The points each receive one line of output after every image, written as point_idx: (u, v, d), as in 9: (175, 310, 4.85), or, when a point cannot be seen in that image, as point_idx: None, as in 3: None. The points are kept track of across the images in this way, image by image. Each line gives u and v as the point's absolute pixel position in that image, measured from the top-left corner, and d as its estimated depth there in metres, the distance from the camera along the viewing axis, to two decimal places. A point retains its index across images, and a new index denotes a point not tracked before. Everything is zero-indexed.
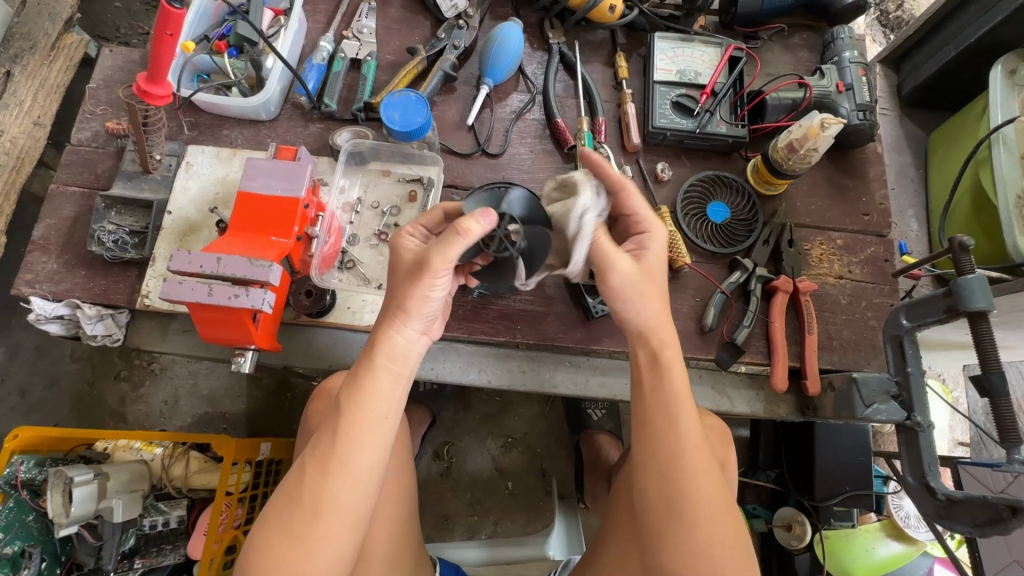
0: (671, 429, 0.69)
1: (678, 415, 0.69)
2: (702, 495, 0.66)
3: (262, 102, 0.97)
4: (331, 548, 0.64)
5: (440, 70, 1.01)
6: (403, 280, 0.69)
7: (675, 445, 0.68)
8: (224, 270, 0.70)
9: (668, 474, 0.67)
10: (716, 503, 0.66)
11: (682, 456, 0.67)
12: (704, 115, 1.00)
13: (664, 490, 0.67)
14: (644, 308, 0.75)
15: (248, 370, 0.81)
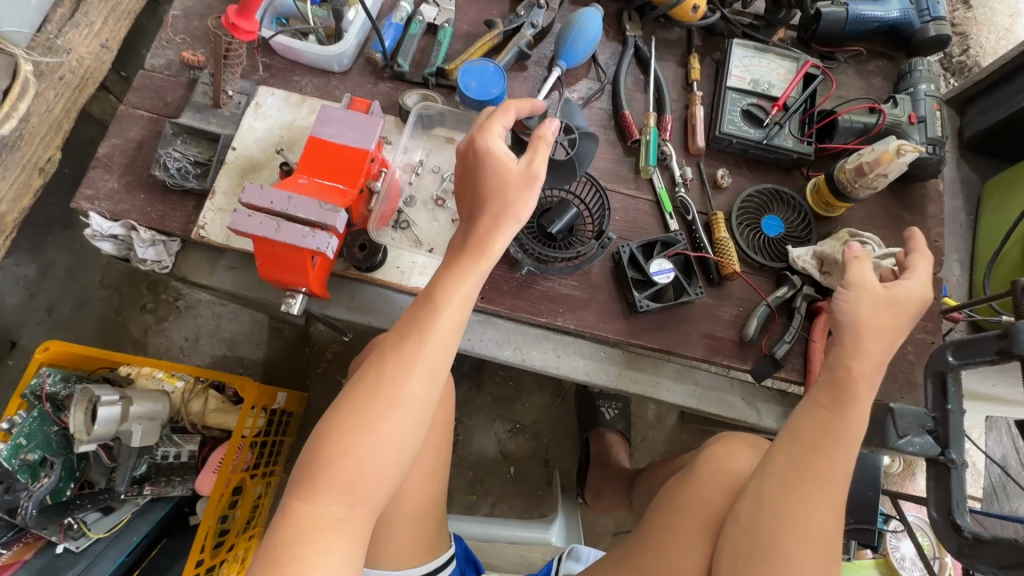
0: (831, 455, 0.70)
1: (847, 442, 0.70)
2: (813, 513, 0.68)
3: (337, 53, 0.97)
4: (392, 454, 0.64)
5: (515, 46, 1.01)
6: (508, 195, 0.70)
7: (809, 467, 0.69)
8: (294, 210, 0.71)
9: (793, 491, 0.69)
10: (823, 531, 0.68)
11: (820, 477, 0.69)
12: (774, 127, 1.00)
13: (787, 506, 0.69)
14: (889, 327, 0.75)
15: (297, 313, 0.81)
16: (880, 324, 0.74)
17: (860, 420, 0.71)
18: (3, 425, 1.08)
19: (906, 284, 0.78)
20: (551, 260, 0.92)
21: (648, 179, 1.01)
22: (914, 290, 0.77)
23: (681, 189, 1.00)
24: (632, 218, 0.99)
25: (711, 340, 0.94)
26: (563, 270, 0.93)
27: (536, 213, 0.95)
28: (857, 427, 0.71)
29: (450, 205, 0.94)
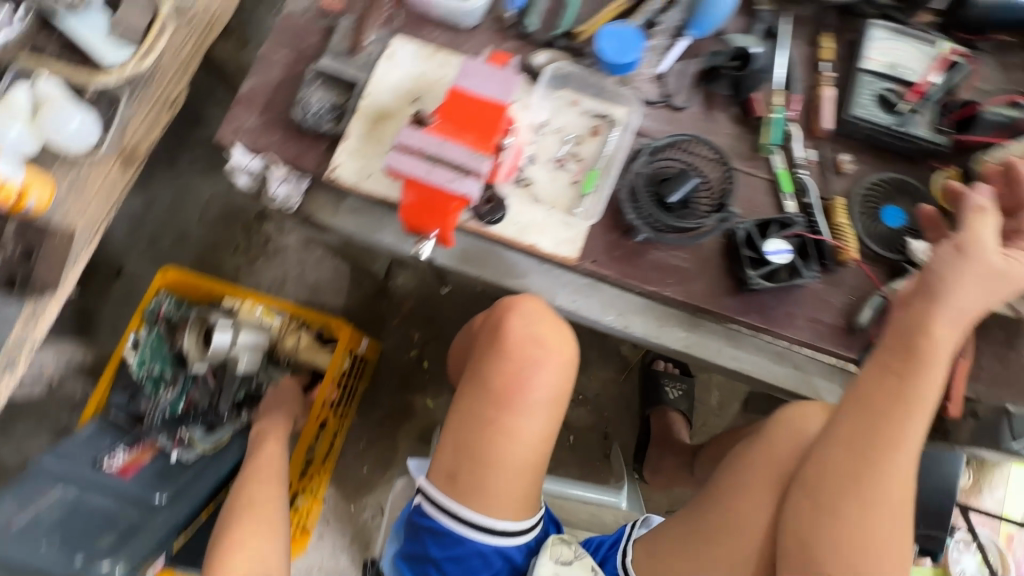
0: (891, 424, 0.72)
1: (916, 411, 0.72)
2: (887, 485, 0.71)
3: (469, 7, 0.98)
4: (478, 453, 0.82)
5: (646, 13, 1.00)
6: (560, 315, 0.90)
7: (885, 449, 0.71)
8: (444, 155, 0.75)
9: (866, 464, 0.72)
10: (902, 496, 0.72)
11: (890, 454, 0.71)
12: (908, 114, 0.97)
13: (858, 476, 0.72)
14: (973, 304, 0.73)
15: (424, 256, 0.86)
16: (983, 292, 0.73)
17: (930, 390, 0.72)
18: (130, 338, 1.22)
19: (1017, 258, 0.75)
20: (667, 229, 0.93)
21: (767, 158, 1.00)
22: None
23: (801, 171, 0.99)
24: (749, 197, 0.98)
25: (817, 326, 0.94)
26: (677, 241, 0.93)
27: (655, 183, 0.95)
28: (921, 400, 0.72)
29: (570, 168, 0.95)
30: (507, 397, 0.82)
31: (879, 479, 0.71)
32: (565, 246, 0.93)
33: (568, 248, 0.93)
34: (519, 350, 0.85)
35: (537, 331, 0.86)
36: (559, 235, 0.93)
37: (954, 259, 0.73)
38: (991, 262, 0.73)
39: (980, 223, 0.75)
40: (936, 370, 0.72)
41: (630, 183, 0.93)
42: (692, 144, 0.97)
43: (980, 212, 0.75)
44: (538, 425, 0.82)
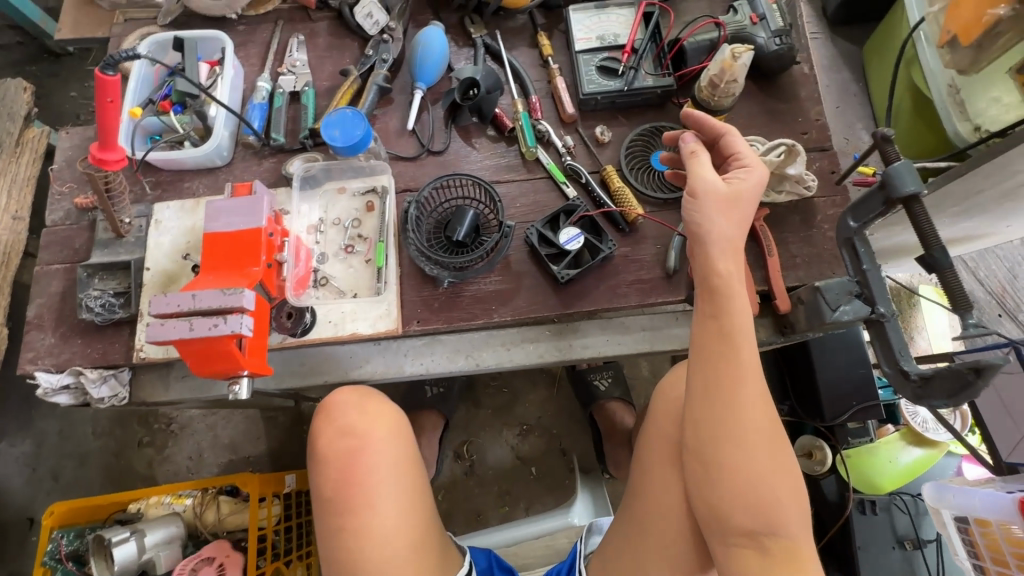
0: (726, 363, 0.74)
1: (742, 341, 0.74)
2: (746, 419, 0.73)
3: (213, 149, 1.02)
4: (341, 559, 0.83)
5: (373, 85, 1.06)
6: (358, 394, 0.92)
7: (731, 389, 0.73)
8: (201, 304, 0.75)
9: (723, 410, 0.73)
10: (766, 422, 0.74)
11: (737, 390, 0.73)
12: (630, 72, 1.04)
13: (721, 425, 0.73)
14: (738, 229, 0.76)
15: (246, 397, 0.84)
16: (733, 223, 0.76)
17: (745, 319, 0.75)
18: None
19: (739, 178, 0.78)
20: (467, 265, 0.95)
21: (535, 159, 1.05)
22: (752, 176, 0.78)
23: (567, 158, 1.04)
24: (533, 200, 1.03)
25: (640, 285, 0.97)
26: (482, 269, 0.96)
27: (440, 228, 0.98)
28: (741, 329, 0.75)
29: (360, 249, 0.98)
30: (347, 499, 0.84)
31: (738, 418, 0.73)
32: (382, 321, 0.94)
33: (386, 322, 0.94)
34: (336, 450, 0.87)
35: (345, 423, 0.89)
36: (373, 315, 0.94)
37: (697, 206, 0.76)
38: (722, 192, 0.76)
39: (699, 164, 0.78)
40: (741, 298, 0.75)
41: (417, 245, 0.93)
42: (454, 181, 1.00)
43: (695, 155, 0.80)
44: (384, 504, 0.84)
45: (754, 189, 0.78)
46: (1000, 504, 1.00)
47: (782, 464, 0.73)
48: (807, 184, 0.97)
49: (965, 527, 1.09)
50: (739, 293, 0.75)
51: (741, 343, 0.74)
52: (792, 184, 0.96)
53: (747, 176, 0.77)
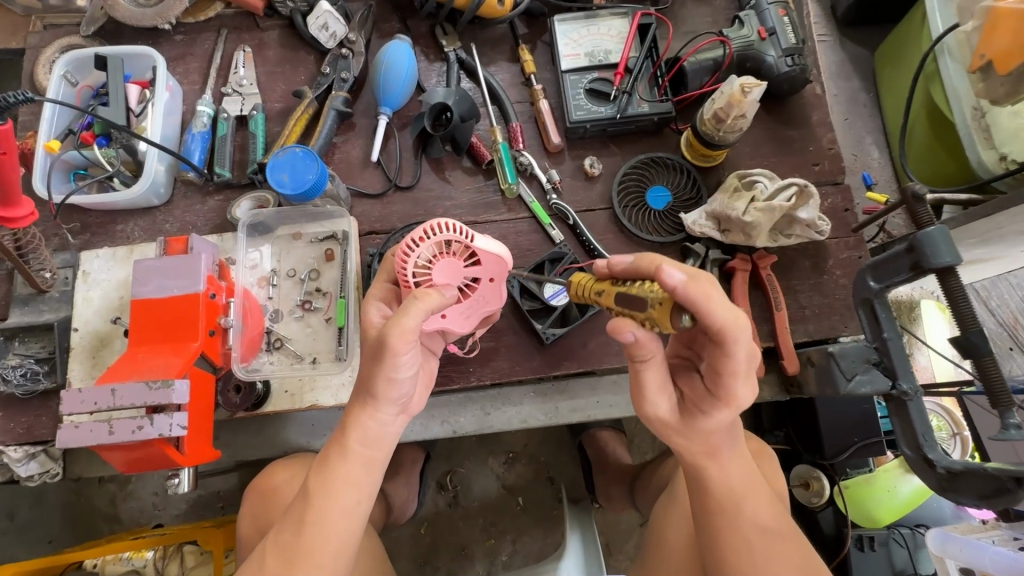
0: (734, 532, 0.67)
1: (740, 505, 0.67)
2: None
3: (147, 188, 0.89)
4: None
5: (331, 109, 0.93)
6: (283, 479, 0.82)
7: (747, 555, 0.66)
8: (122, 402, 0.64)
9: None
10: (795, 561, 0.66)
11: (755, 553, 0.66)
12: (623, 96, 0.92)
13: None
14: (718, 427, 0.65)
15: (189, 489, 0.75)
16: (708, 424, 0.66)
17: (738, 471, 0.68)
18: None
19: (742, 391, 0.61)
20: None
21: (517, 196, 0.94)
22: (716, 420, 0.64)
23: (553, 196, 0.93)
24: (515, 244, 0.92)
25: None
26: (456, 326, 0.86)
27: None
28: (740, 485, 0.68)
29: (318, 305, 0.87)
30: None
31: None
32: (345, 391, 0.84)
33: (350, 392, 0.84)
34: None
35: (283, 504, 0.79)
36: (335, 384, 0.84)
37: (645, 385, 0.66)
38: (675, 424, 0.66)
39: (660, 399, 0.65)
40: (735, 460, 0.68)
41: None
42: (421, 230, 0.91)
43: (660, 390, 0.65)
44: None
45: (720, 423, 0.64)
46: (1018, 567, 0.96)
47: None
48: (819, 229, 0.85)
49: None
50: (727, 456, 0.68)
51: (745, 503, 0.67)
52: (802, 228, 0.86)
53: (709, 421, 0.64)
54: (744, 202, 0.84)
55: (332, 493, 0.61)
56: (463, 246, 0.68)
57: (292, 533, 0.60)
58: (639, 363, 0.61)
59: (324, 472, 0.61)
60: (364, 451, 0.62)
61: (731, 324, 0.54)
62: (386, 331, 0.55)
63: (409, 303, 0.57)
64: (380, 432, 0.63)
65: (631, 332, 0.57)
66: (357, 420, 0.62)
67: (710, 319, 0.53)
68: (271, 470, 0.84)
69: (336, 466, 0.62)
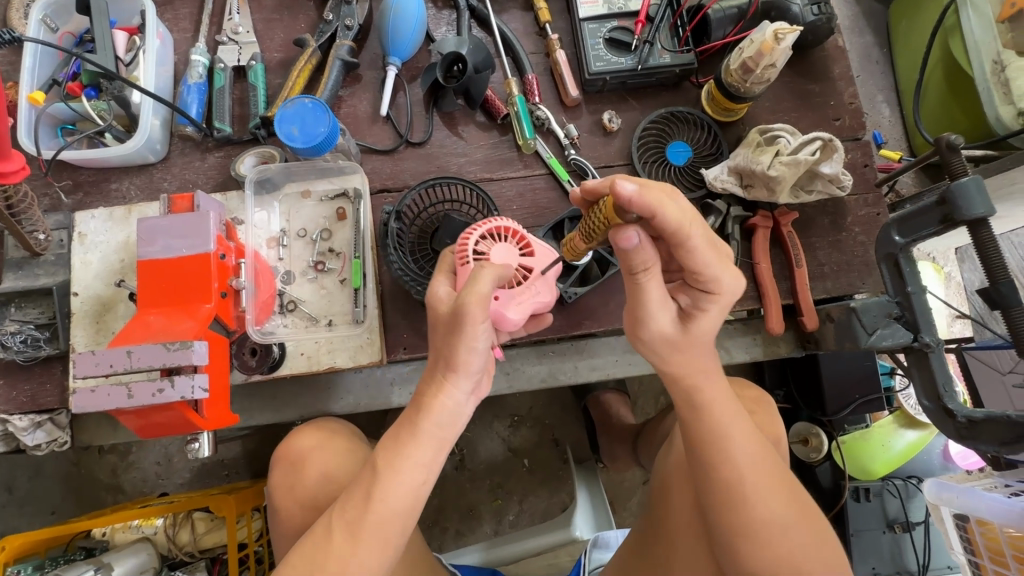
0: (723, 461, 0.60)
1: (727, 432, 0.61)
2: (774, 520, 0.58)
3: (143, 143, 0.84)
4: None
5: (336, 59, 0.88)
6: (322, 453, 0.77)
7: (733, 482, 0.59)
8: (139, 364, 0.62)
9: (738, 514, 0.59)
10: (787, 498, 0.59)
11: (742, 481, 0.59)
12: (644, 47, 0.88)
13: (745, 541, 0.58)
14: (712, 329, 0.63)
15: (209, 453, 0.73)
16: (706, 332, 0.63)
17: (723, 398, 0.64)
18: None
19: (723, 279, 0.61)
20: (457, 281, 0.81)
21: (534, 152, 0.90)
22: (709, 320, 0.63)
23: (571, 152, 0.90)
24: (533, 202, 0.90)
25: None
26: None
27: (425, 242, 0.84)
28: (724, 410, 0.63)
29: (332, 266, 0.84)
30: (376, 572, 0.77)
31: (768, 527, 0.58)
32: (364, 353, 0.82)
33: (368, 354, 0.82)
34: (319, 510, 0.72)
35: (311, 478, 0.75)
36: (354, 345, 0.82)
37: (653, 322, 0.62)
38: (676, 338, 0.62)
39: (665, 310, 0.60)
40: (717, 381, 0.64)
41: (402, 265, 0.79)
42: (444, 185, 0.85)
43: (664, 301, 0.61)
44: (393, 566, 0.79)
45: (707, 332, 0.63)
46: (1010, 511, 0.98)
47: (828, 551, 0.59)
48: (843, 183, 0.84)
49: (963, 525, 1.09)
50: (708, 376, 0.64)
51: (732, 428, 0.62)
52: (824, 183, 0.85)
53: (703, 322, 0.62)
54: (768, 156, 0.82)
55: (401, 476, 0.57)
56: (517, 235, 0.74)
57: (354, 511, 0.57)
58: (635, 274, 0.58)
59: (395, 452, 0.58)
60: (439, 433, 0.58)
61: (684, 225, 0.55)
62: (462, 299, 0.56)
63: (477, 272, 0.59)
64: (455, 411, 0.59)
65: (635, 232, 0.54)
66: (435, 402, 0.58)
67: (664, 224, 0.54)
68: (293, 438, 0.80)
69: (406, 447, 0.58)
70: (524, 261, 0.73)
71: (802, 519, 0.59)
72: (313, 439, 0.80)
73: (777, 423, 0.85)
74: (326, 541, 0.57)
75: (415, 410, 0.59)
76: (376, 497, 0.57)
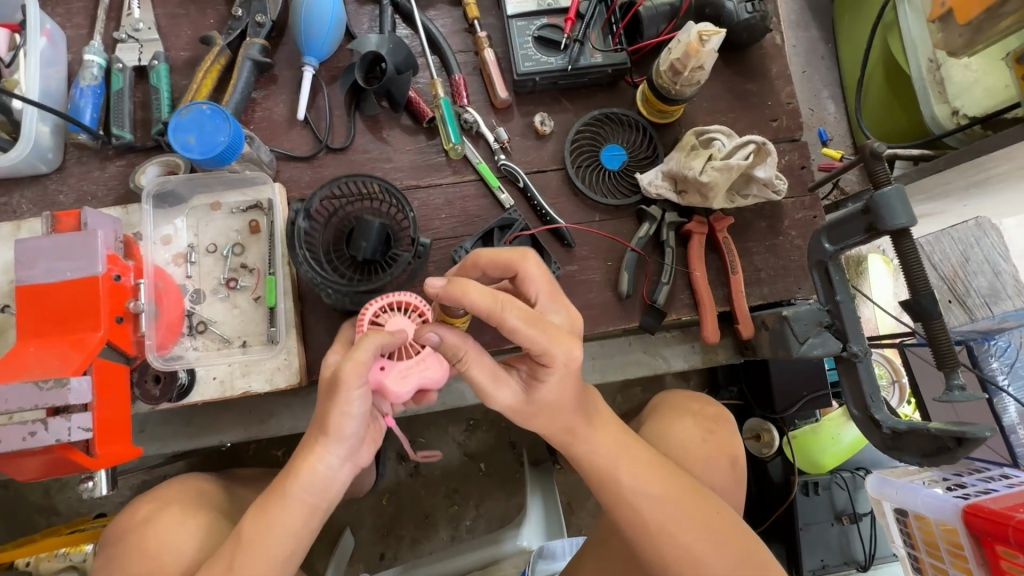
0: (620, 503, 0.63)
1: (618, 473, 0.64)
2: (686, 545, 0.62)
3: (30, 153, 0.77)
4: None
5: (246, 59, 0.82)
6: (174, 519, 0.65)
7: (635, 522, 0.63)
8: (10, 405, 0.56)
9: (650, 548, 0.63)
10: (693, 521, 0.63)
11: (642, 515, 0.63)
12: (575, 45, 0.84)
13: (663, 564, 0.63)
14: (568, 397, 0.60)
15: (107, 491, 0.68)
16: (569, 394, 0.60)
17: (608, 439, 0.65)
18: None
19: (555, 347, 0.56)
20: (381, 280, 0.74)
21: (462, 157, 0.86)
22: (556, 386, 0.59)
23: (501, 157, 0.86)
24: (462, 210, 0.85)
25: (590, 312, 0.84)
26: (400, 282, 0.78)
27: (342, 244, 0.75)
28: (611, 451, 0.64)
29: (245, 283, 0.79)
30: None
31: (683, 554, 0.62)
32: (281, 375, 0.77)
33: (286, 376, 0.77)
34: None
35: (135, 560, 0.61)
36: (270, 367, 0.77)
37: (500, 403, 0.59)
38: (524, 408, 0.59)
39: (501, 388, 0.57)
40: (598, 428, 0.64)
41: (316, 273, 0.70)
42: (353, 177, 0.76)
43: (498, 379, 0.58)
44: None
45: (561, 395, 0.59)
46: (944, 506, 0.99)
47: (744, 554, 0.64)
48: (777, 187, 0.83)
49: (903, 519, 1.11)
50: (589, 426, 0.64)
51: (621, 469, 0.64)
52: (759, 187, 0.83)
53: (546, 391, 0.59)
54: (701, 161, 0.80)
55: (254, 555, 0.53)
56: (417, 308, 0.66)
57: None
58: (460, 365, 0.56)
59: (256, 526, 0.53)
60: (307, 499, 0.53)
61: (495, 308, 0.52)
62: (340, 363, 0.50)
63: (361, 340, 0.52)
64: (328, 477, 0.54)
65: (433, 331, 0.55)
66: (300, 466, 0.53)
67: (475, 308, 0.52)
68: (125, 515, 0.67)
69: (270, 510, 0.54)
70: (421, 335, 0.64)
71: (712, 536, 0.63)
72: (146, 511, 0.67)
73: (734, 440, 0.83)
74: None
75: (283, 479, 0.54)
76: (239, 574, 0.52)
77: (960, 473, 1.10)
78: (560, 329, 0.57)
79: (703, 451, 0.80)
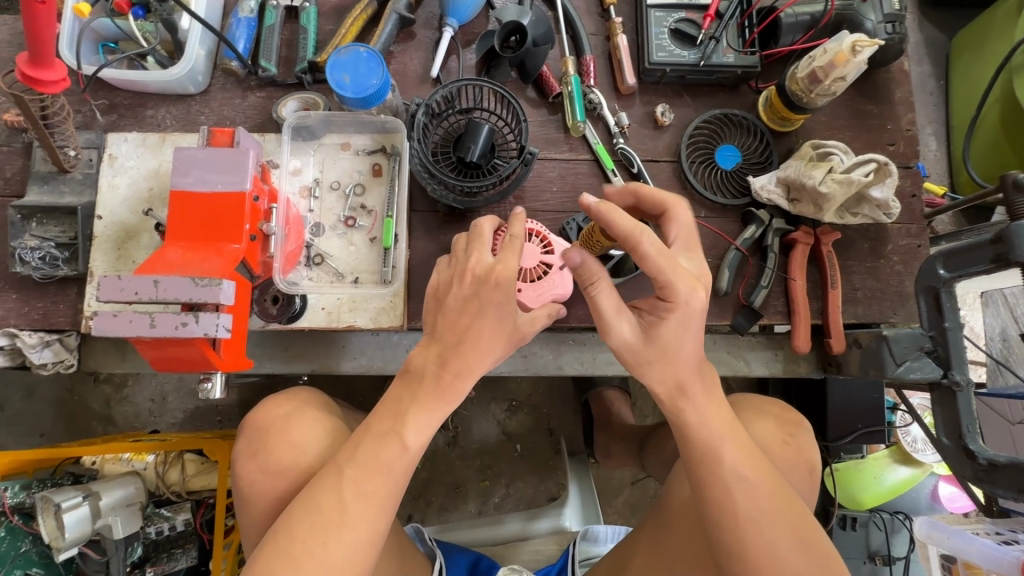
0: (718, 462, 0.61)
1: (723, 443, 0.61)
2: (767, 538, 0.58)
3: (186, 72, 0.81)
4: None
5: (393, 13, 0.85)
6: (298, 422, 0.73)
7: (722, 498, 0.60)
8: (166, 296, 0.60)
9: (733, 519, 0.59)
10: (779, 515, 0.59)
11: (738, 478, 0.60)
12: (709, 43, 0.86)
13: (743, 538, 0.59)
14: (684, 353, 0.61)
15: (219, 395, 0.72)
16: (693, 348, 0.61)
17: (711, 416, 0.62)
18: None
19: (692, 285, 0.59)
20: (477, 192, 0.81)
21: (581, 135, 0.88)
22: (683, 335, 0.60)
23: (619, 140, 0.88)
24: (573, 186, 0.88)
25: None
26: (491, 198, 0.83)
27: (448, 146, 0.82)
28: (705, 426, 0.62)
29: (362, 223, 0.82)
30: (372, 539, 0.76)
31: (761, 540, 0.58)
32: (385, 316, 0.81)
33: (390, 317, 0.80)
34: (290, 482, 0.68)
35: (279, 448, 0.70)
36: (376, 307, 0.80)
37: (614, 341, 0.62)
38: (638, 348, 0.61)
39: (620, 320, 0.61)
40: (710, 398, 0.63)
41: (420, 156, 0.77)
42: (472, 87, 0.83)
43: (620, 312, 0.62)
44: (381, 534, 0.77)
45: (687, 345, 0.61)
46: (1000, 559, 0.96)
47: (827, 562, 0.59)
48: (890, 211, 0.83)
49: (949, 565, 1.09)
50: (696, 400, 0.63)
51: (729, 443, 0.62)
52: (871, 208, 0.83)
53: (666, 330, 0.60)
54: (821, 172, 0.80)
55: (423, 427, 0.61)
56: (541, 236, 0.78)
57: (348, 454, 0.61)
58: (591, 286, 0.61)
59: (423, 411, 0.61)
60: (442, 385, 0.61)
61: (636, 232, 0.58)
62: (492, 267, 0.61)
63: (511, 242, 0.63)
64: (475, 367, 0.61)
65: (578, 252, 0.62)
66: (448, 357, 0.61)
67: (618, 228, 0.58)
68: (261, 410, 0.75)
69: (421, 397, 0.62)
70: (546, 259, 0.77)
71: (795, 537, 0.59)
72: (283, 407, 0.75)
73: (813, 452, 0.83)
74: (340, 482, 0.59)
75: (443, 364, 0.61)
76: (413, 447, 0.61)
77: (1016, 530, 1.05)
78: (688, 271, 0.60)
79: (784, 452, 0.79)
